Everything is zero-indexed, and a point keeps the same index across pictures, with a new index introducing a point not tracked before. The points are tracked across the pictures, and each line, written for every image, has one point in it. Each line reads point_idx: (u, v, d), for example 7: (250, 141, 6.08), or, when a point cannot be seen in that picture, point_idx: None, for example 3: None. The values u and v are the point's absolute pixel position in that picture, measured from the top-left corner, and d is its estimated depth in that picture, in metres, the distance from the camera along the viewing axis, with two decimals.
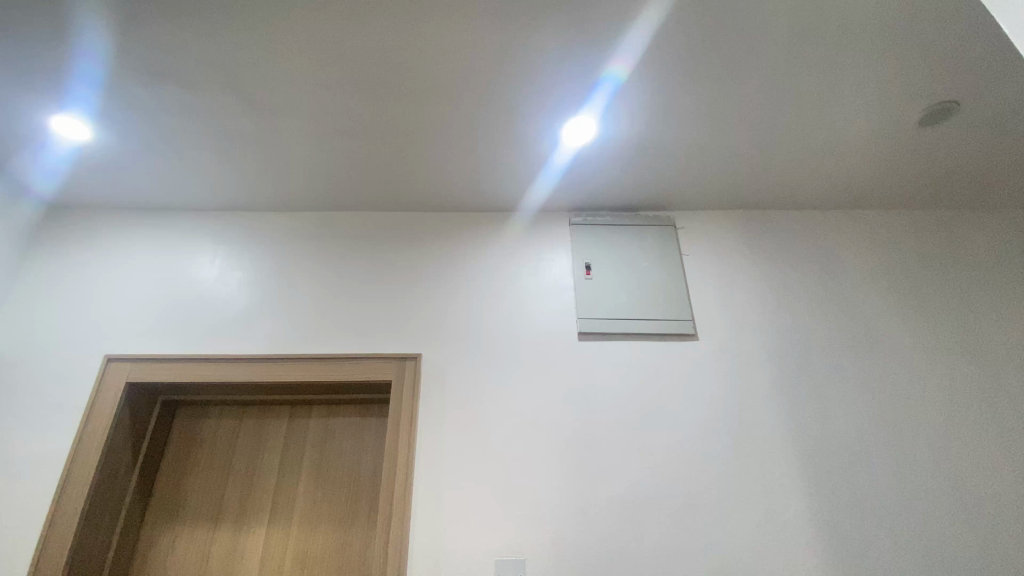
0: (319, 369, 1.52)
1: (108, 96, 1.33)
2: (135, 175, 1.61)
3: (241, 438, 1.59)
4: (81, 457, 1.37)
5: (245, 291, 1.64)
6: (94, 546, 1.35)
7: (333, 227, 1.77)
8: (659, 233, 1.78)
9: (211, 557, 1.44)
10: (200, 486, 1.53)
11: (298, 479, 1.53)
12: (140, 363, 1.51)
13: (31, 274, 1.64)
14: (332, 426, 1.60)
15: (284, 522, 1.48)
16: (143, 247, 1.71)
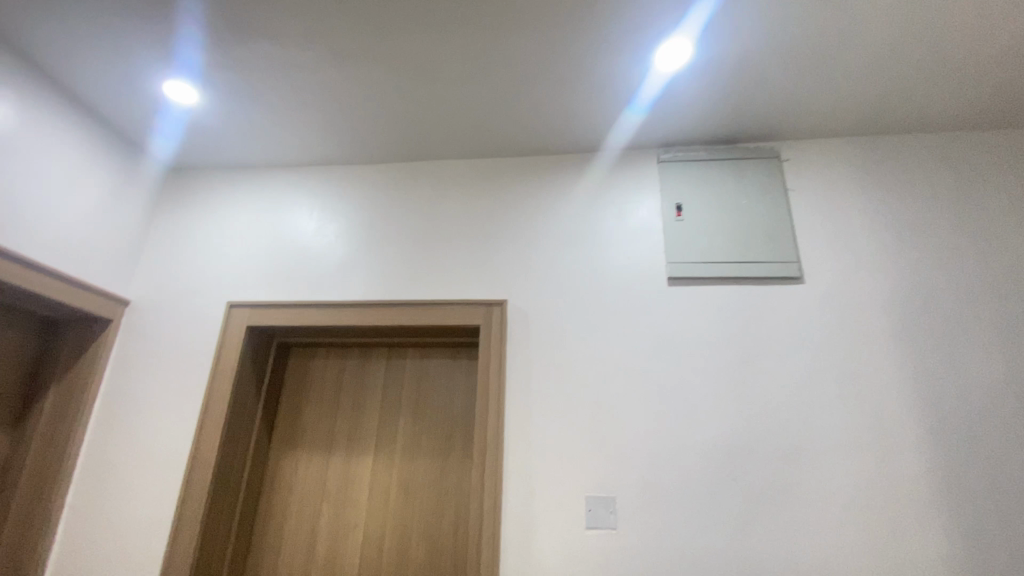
0: (412, 315, 1.58)
1: (208, 58, 1.39)
2: (236, 135, 1.71)
3: (346, 376, 1.72)
4: (217, 392, 1.55)
5: (340, 241, 1.73)
6: (233, 467, 1.55)
7: (418, 177, 1.79)
8: (759, 167, 1.63)
9: (328, 479, 1.61)
10: (314, 418, 1.69)
11: (398, 415, 1.65)
12: (256, 309, 1.65)
13: (159, 232, 1.83)
14: (425, 367, 1.69)
15: (388, 452, 1.61)
16: (247, 203, 1.84)
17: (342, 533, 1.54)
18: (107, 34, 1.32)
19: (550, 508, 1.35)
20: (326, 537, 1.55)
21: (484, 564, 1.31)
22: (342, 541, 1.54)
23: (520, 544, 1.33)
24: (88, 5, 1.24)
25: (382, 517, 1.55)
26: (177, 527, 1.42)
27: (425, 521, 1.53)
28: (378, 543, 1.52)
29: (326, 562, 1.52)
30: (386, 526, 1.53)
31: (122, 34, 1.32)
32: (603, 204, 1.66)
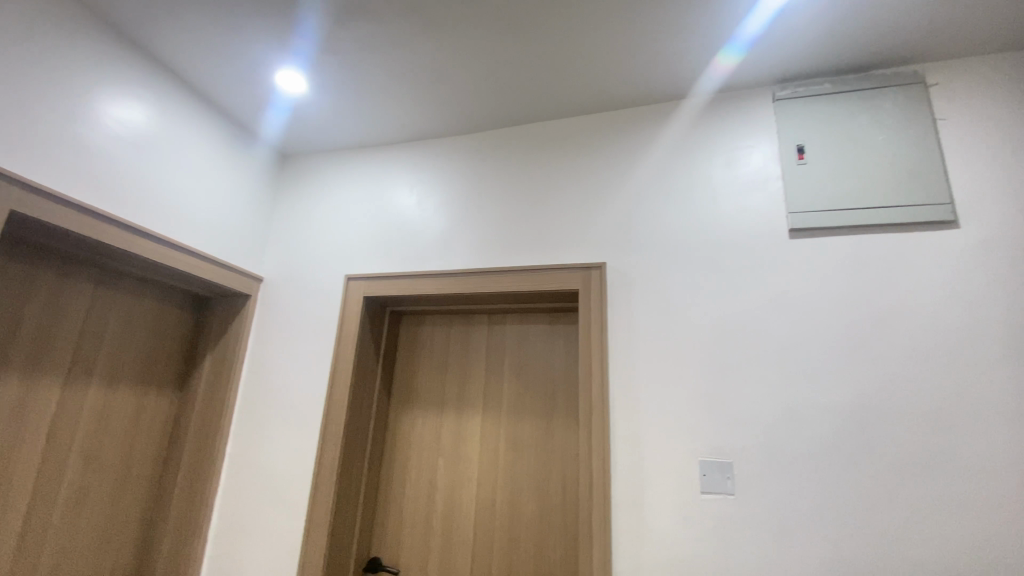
0: (513, 281, 1.60)
1: (312, 43, 1.46)
2: (340, 118, 1.81)
3: (452, 341, 1.81)
4: (342, 357, 1.70)
5: (440, 211, 1.79)
6: (360, 424, 1.71)
7: (510, 143, 1.79)
8: (900, 96, 1.42)
9: (442, 437, 1.72)
10: (425, 381, 1.80)
11: (503, 378, 1.71)
12: (370, 280, 1.77)
13: (282, 215, 2.01)
14: (526, 332, 1.73)
15: (495, 413, 1.68)
16: (353, 181, 1.96)
17: (458, 486, 1.65)
18: (227, 31, 1.43)
19: (662, 470, 1.33)
20: (444, 490, 1.66)
21: (596, 522, 1.32)
22: (458, 494, 1.64)
23: (633, 504, 1.32)
24: (210, 7, 1.35)
25: (493, 473, 1.62)
26: (318, 476, 1.59)
27: (534, 479, 1.58)
28: (490, 497, 1.60)
29: (444, 512, 1.64)
30: (498, 482, 1.61)
31: (239, 29, 1.42)
32: (709, 154, 1.55)
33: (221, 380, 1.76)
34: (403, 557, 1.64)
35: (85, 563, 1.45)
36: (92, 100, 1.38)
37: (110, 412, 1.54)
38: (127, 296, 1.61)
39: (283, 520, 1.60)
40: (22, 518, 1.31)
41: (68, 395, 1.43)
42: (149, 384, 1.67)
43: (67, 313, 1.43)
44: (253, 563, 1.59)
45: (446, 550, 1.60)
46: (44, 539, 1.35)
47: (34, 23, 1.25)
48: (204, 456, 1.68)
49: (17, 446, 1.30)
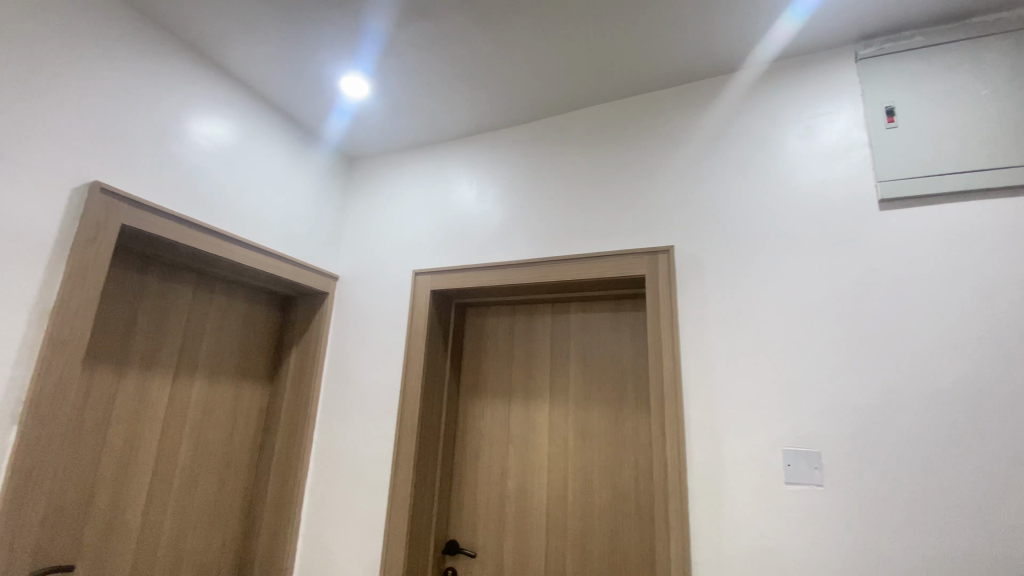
0: (576, 269, 1.59)
1: (371, 47, 1.52)
2: (401, 118, 1.87)
3: (517, 331, 1.83)
4: (413, 349, 1.77)
5: (500, 203, 1.81)
6: (433, 413, 1.77)
7: (568, 130, 1.77)
8: (1008, 43, 1.25)
9: (511, 425, 1.75)
10: (493, 370, 1.84)
11: (569, 367, 1.71)
12: (436, 274, 1.83)
13: (353, 216, 2.12)
14: (591, 320, 1.71)
15: (563, 401, 1.68)
16: (415, 179, 2.02)
17: (529, 473, 1.67)
18: (294, 44, 1.52)
19: (741, 459, 1.28)
20: (515, 477, 1.69)
21: (673, 512, 1.29)
22: (529, 480, 1.66)
23: (712, 493, 1.28)
24: (279, 22, 1.43)
25: (564, 461, 1.63)
26: (396, 462, 1.67)
27: (606, 467, 1.57)
28: (562, 483, 1.62)
29: (517, 498, 1.67)
30: (569, 469, 1.62)
31: (304, 41, 1.50)
32: (783, 126, 1.45)
33: (306, 372, 1.89)
34: (480, 541, 1.69)
35: (199, 537, 1.62)
36: (182, 120, 1.52)
37: (213, 403, 1.70)
38: (221, 297, 1.76)
39: (367, 503, 1.70)
40: (146, 496, 1.48)
41: (177, 387, 1.59)
42: (244, 378, 1.82)
43: (173, 314, 1.59)
44: (342, 542, 1.70)
45: (521, 534, 1.63)
46: (165, 515, 1.52)
47: (132, 55, 1.39)
48: (294, 444, 1.82)
49: (138, 433, 1.47)
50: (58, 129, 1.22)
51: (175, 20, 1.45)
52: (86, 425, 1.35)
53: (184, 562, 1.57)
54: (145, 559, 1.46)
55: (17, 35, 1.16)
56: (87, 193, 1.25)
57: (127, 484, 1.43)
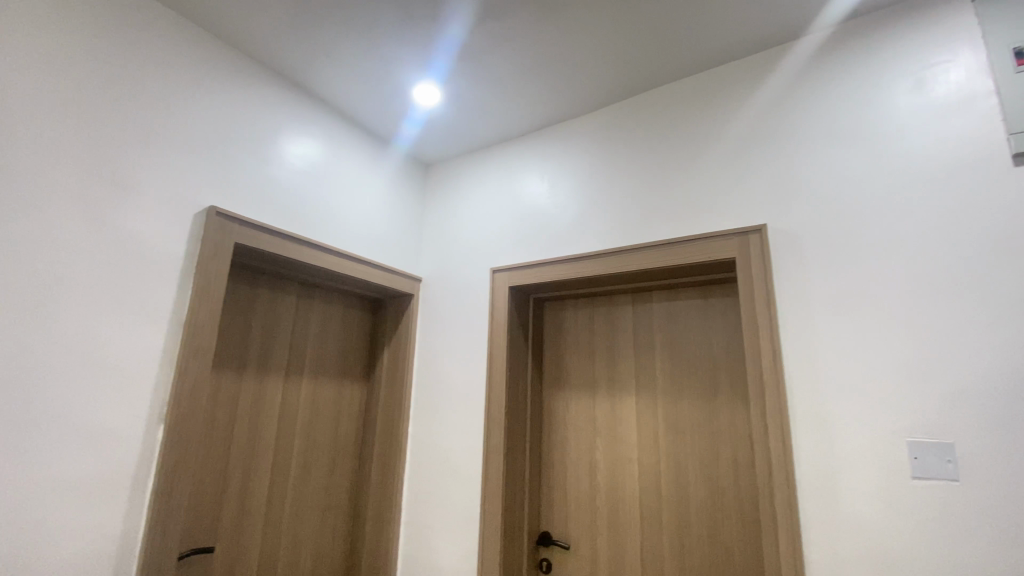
0: (657, 257, 1.54)
1: (439, 55, 1.56)
2: (471, 121, 1.92)
3: (598, 324, 1.81)
4: (496, 345, 1.81)
5: (574, 196, 1.80)
6: (519, 407, 1.80)
7: (640, 114, 1.72)
8: None
9: (598, 419, 1.73)
10: (575, 364, 1.83)
11: (655, 358, 1.66)
12: (514, 271, 1.85)
13: (431, 219, 2.20)
14: (676, 309, 1.65)
15: (651, 394, 1.64)
16: (488, 179, 2.06)
17: (619, 465, 1.65)
18: (369, 61, 1.60)
19: (857, 452, 1.17)
20: (605, 469, 1.67)
21: (780, 508, 1.21)
22: (619, 473, 1.64)
23: (825, 488, 1.18)
24: (355, 43, 1.52)
25: (655, 453, 1.59)
26: (487, 456, 1.71)
27: (701, 460, 1.51)
28: (655, 477, 1.58)
29: (608, 492, 1.65)
30: (661, 462, 1.57)
31: (377, 57, 1.58)
32: (886, 82, 1.31)
33: (398, 371, 1.99)
34: (573, 533, 1.70)
35: (314, 523, 1.77)
36: (277, 143, 1.66)
37: (318, 402, 1.84)
38: (320, 303, 1.90)
39: (461, 495, 1.76)
40: (269, 486, 1.64)
41: (287, 387, 1.74)
42: (344, 377, 1.96)
43: (281, 321, 1.74)
44: (440, 532, 1.77)
45: (614, 528, 1.62)
46: (284, 503, 1.68)
47: (234, 92, 1.55)
48: (391, 438, 1.93)
49: (259, 429, 1.63)
50: (180, 163, 1.39)
51: (265, 52, 1.59)
52: (217, 422, 1.52)
53: (303, 545, 1.72)
54: (271, 542, 1.62)
55: (144, 86, 1.33)
56: (205, 218, 1.41)
57: (252, 475, 1.60)
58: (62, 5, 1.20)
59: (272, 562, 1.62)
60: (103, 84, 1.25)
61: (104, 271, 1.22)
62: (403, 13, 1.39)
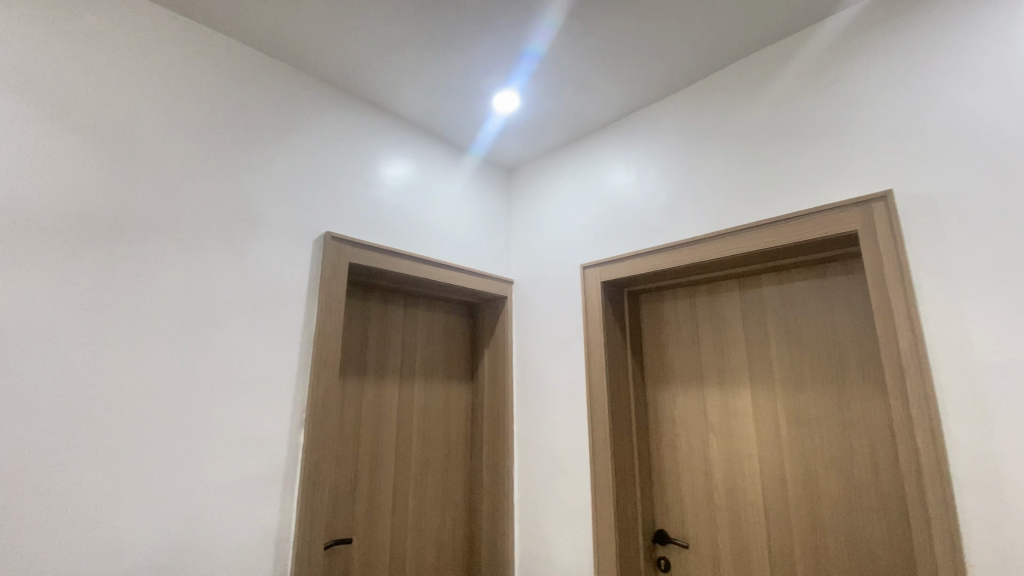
0: (763, 237, 1.45)
1: (513, 62, 1.60)
2: (549, 120, 1.93)
3: (701, 313, 1.73)
4: (593, 342, 1.79)
5: (662, 182, 1.74)
6: (622, 403, 1.77)
7: (729, 88, 1.62)
8: None
9: (709, 412, 1.65)
10: (680, 356, 1.77)
11: (769, 345, 1.56)
12: (606, 265, 1.83)
13: (518, 221, 2.25)
14: (789, 291, 1.54)
15: (767, 384, 1.54)
16: (571, 175, 2.06)
17: (737, 460, 1.57)
18: (449, 78, 1.68)
19: None
20: (721, 465, 1.60)
21: (934, 507, 1.08)
22: (738, 469, 1.56)
23: (992, 484, 1.03)
24: (435, 63, 1.61)
25: (777, 447, 1.49)
26: (595, 453, 1.71)
27: (832, 454, 1.39)
28: (779, 472, 1.48)
29: (727, 489, 1.57)
30: (785, 457, 1.47)
31: (457, 73, 1.65)
32: None
33: (499, 371, 2.06)
34: (691, 531, 1.64)
35: (435, 518, 1.88)
36: (374, 166, 1.79)
37: (430, 404, 1.96)
38: (423, 312, 2.02)
39: (571, 491, 1.77)
40: (393, 483, 1.78)
41: (402, 392, 1.87)
42: (450, 379, 2.06)
43: (392, 331, 1.89)
44: (554, 528, 1.80)
45: (736, 526, 1.54)
46: (408, 499, 1.81)
47: (334, 125, 1.71)
48: (499, 436, 1.99)
49: (381, 431, 1.78)
50: (296, 196, 1.56)
51: (357, 85, 1.73)
52: (346, 426, 1.68)
53: (427, 539, 1.84)
54: (399, 535, 1.76)
55: (263, 132, 1.52)
56: (323, 242, 1.57)
57: (378, 474, 1.74)
58: (195, 74, 1.40)
59: (401, 553, 1.75)
60: (232, 135, 1.45)
61: (244, 298, 1.40)
62: (478, 27, 1.44)
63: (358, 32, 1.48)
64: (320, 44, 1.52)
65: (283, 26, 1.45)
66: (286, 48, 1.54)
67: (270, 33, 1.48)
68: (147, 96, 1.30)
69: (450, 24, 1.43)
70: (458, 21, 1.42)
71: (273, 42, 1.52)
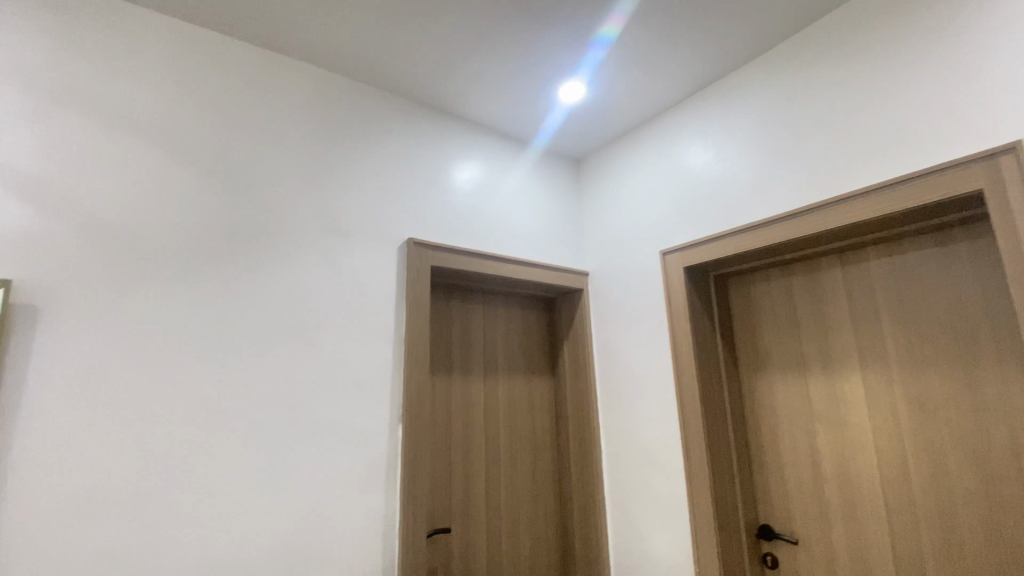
0: (866, 206, 1.32)
1: (575, 52, 1.58)
2: (616, 105, 1.89)
3: (798, 293, 1.61)
4: (679, 329, 1.73)
5: (743, 157, 1.64)
6: (715, 392, 1.70)
7: (814, 46, 1.49)
8: None
9: (814, 399, 1.54)
10: (776, 341, 1.66)
11: (880, 324, 1.42)
12: (688, 249, 1.76)
13: (591, 212, 2.23)
14: (901, 264, 1.39)
15: (880, 367, 1.41)
16: (644, 159, 2.00)
17: (849, 451, 1.45)
18: (514, 76, 1.70)
19: None
20: (831, 455, 1.48)
21: None
22: (851, 460, 1.44)
23: None
24: (500, 63, 1.63)
25: (895, 436, 1.36)
26: (687, 444, 1.65)
27: (963, 442, 1.24)
28: (899, 464, 1.34)
29: (838, 482, 1.46)
30: (906, 446, 1.34)
31: (520, 70, 1.66)
32: None
33: (581, 364, 2.05)
34: (800, 526, 1.54)
35: (527, 510, 1.92)
36: (448, 171, 1.86)
37: (515, 398, 2.00)
38: (503, 308, 2.07)
39: (664, 484, 1.73)
40: (486, 476, 1.84)
41: (488, 387, 1.93)
42: (533, 374, 2.09)
43: (474, 329, 1.95)
44: (648, 521, 1.77)
45: (851, 521, 1.43)
46: (500, 491, 1.86)
47: (408, 135, 1.79)
48: (585, 428, 1.99)
49: (471, 426, 1.84)
50: (378, 206, 1.66)
51: (426, 94, 1.80)
52: (438, 421, 1.76)
53: (521, 530, 1.89)
54: (494, 526, 1.81)
55: (345, 149, 1.63)
56: (406, 248, 1.65)
57: (471, 467, 1.81)
58: (283, 104, 1.54)
59: (497, 543, 1.81)
60: (318, 156, 1.57)
61: (339, 305, 1.52)
62: (538, 22, 1.44)
63: (424, 43, 1.53)
64: (389, 59, 1.60)
65: (355, 47, 1.54)
66: (359, 67, 1.64)
67: (344, 55, 1.57)
68: (244, 128, 1.45)
69: (510, 22, 1.45)
70: (517, 18, 1.43)
71: (347, 63, 1.62)
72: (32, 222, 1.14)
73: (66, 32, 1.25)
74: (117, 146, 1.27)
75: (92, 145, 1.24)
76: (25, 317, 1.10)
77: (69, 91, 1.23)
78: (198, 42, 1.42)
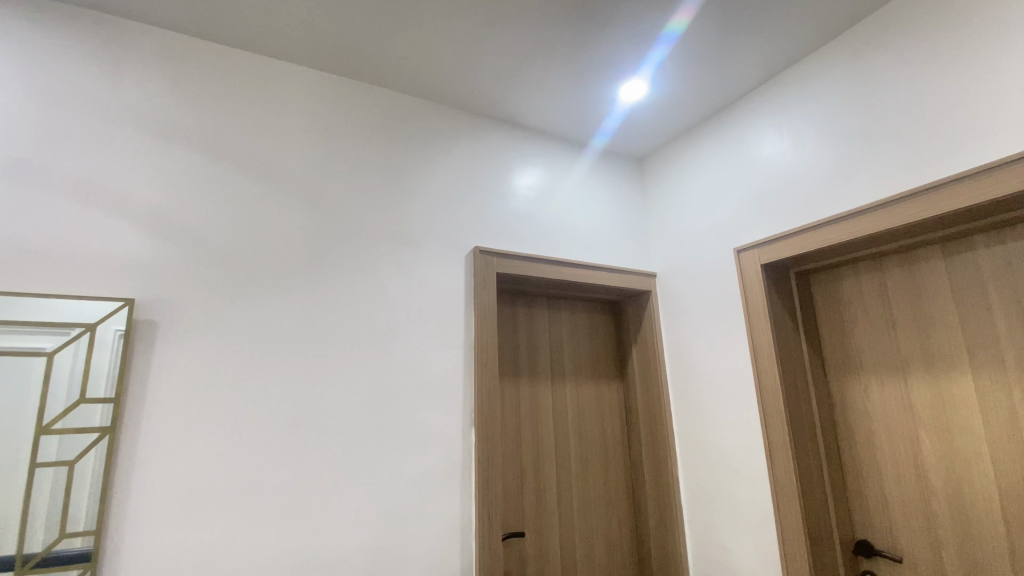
0: (971, 191, 1.19)
1: (635, 50, 1.56)
2: (680, 100, 1.83)
3: (892, 289, 1.49)
4: (758, 331, 1.64)
5: (821, 146, 1.54)
6: (801, 395, 1.59)
7: (897, 22, 1.37)
8: None
9: (916, 404, 1.41)
10: (869, 341, 1.54)
11: (995, 322, 1.28)
12: (765, 246, 1.67)
13: (656, 211, 2.17)
14: (1017, 253, 1.25)
15: (996, 369, 1.27)
16: (712, 155, 1.93)
17: (961, 462, 1.31)
18: (572, 81, 1.70)
19: None
20: (939, 467, 1.34)
21: None
22: (963, 472, 1.30)
23: None
24: (558, 69, 1.64)
25: (1017, 445, 1.21)
26: (772, 452, 1.56)
27: None
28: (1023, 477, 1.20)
29: (949, 495, 1.33)
30: None
31: (578, 73, 1.66)
32: None
33: (650, 368, 2.00)
34: (905, 544, 1.41)
35: (600, 516, 1.90)
36: (510, 179, 1.89)
37: (584, 403, 1.99)
38: (569, 313, 2.06)
39: (747, 493, 1.65)
40: (557, 482, 1.83)
41: (556, 393, 1.93)
42: (601, 379, 2.07)
43: (541, 334, 1.96)
44: (730, 531, 1.69)
45: (967, 540, 1.29)
46: (572, 496, 1.85)
47: (471, 147, 1.83)
48: (657, 435, 1.94)
49: (541, 431, 1.85)
50: (445, 217, 1.71)
51: (486, 105, 1.83)
52: (509, 426, 1.79)
53: (595, 536, 1.86)
54: (567, 532, 1.80)
55: (414, 165, 1.70)
56: (473, 256, 1.70)
57: (542, 473, 1.81)
58: (355, 126, 1.63)
59: (571, 549, 1.80)
60: (390, 172, 1.65)
61: (413, 314, 1.58)
62: (597, 24, 1.44)
63: (483, 57, 1.57)
64: (449, 74, 1.65)
65: (417, 64, 1.60)
66: (421, 84, 1.70)
67: (407, 74, 1.64)
68: (323, 151, 1.56)
69: (567, 27, 1.45)
70: (574, 23, 1.43)
71: (412, 83, 1.69)
72: (147, 247, 1.29)
73: (170, 75, 1.40)
74: (216, 175, 1.40)
75: (194, 177, 1.37)
76: (144, 332, 1.24)
77: (174, 132, 1.37)
78: (279, 74, 1.55)
